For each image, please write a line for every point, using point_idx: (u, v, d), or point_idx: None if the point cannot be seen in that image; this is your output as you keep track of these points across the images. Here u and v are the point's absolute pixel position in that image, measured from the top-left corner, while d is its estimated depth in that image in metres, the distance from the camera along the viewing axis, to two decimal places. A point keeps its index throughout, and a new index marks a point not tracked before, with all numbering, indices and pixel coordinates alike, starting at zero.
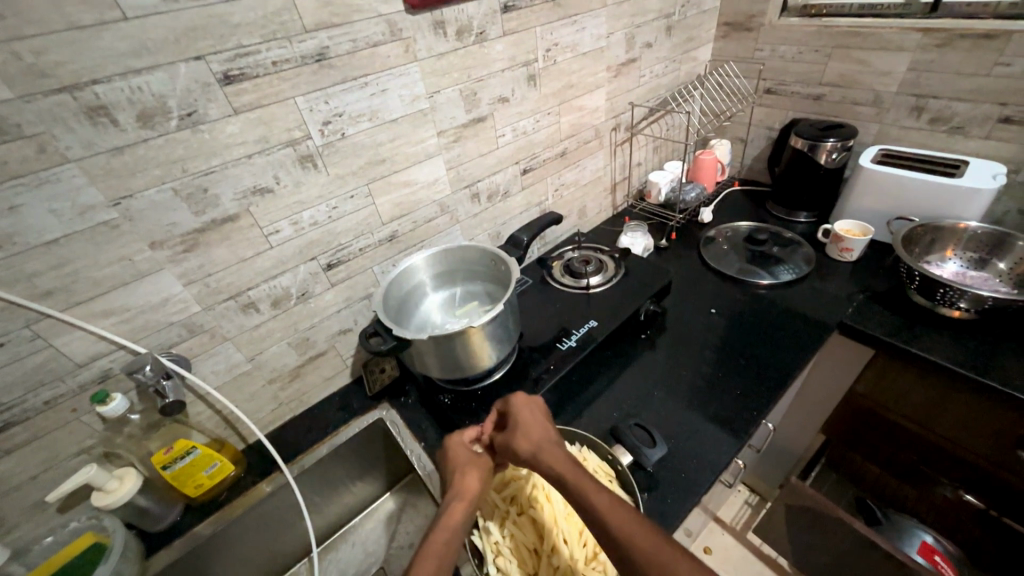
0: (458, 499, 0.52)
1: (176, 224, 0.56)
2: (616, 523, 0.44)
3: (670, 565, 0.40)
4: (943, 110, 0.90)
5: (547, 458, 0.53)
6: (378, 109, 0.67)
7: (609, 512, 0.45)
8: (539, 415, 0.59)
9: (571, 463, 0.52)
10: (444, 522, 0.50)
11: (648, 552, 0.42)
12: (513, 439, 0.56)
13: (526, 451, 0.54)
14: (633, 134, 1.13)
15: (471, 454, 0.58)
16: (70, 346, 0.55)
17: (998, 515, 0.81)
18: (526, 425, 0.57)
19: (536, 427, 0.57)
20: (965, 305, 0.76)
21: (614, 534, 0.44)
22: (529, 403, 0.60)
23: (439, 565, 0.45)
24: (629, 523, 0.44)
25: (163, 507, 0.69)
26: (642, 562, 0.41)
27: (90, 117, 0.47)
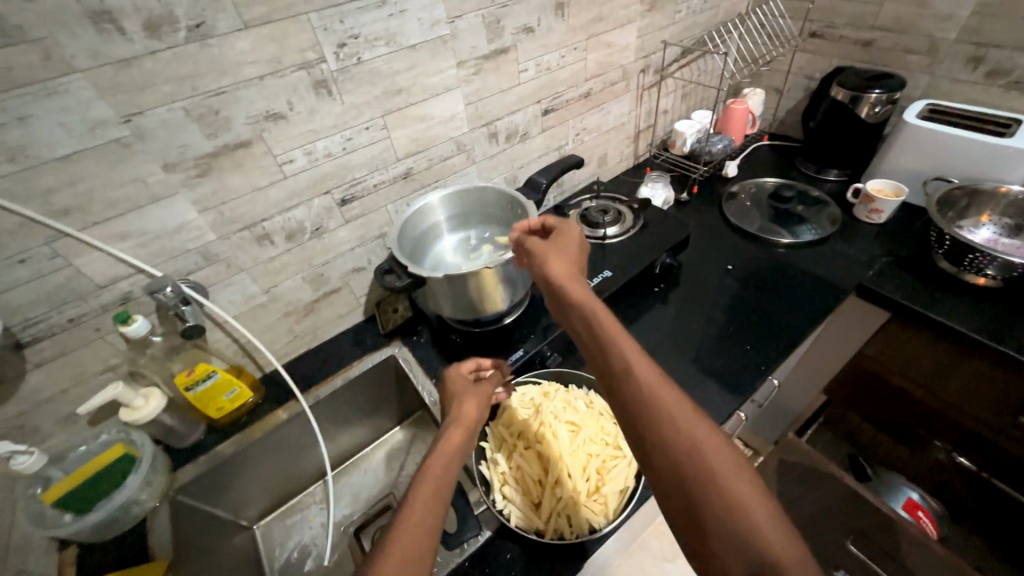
0: (455, 423, 0.54)
1: (188, 147, 0.54)
2: (625, 355, 0.46)
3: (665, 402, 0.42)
4: (1004, 62, 0.83)
5: (571, 285, 0.54)
6: (396, 33, 0.63)
7: (623, 343, 0.47)
8: (576, 250, 0.59)
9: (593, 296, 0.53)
10: (443, 443, 0.51)
11: (647, 386, 0.43)
12: (542, 263, 0.57)
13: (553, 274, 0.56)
14: (662, 78, 1.06)
15: (467, 385, 0.60)
16: (90, 267, 0.55)
17: (988, 478, 0.84)
18: (561, 254, 0.58)
19: (569, 260, 0.57)
20: (993, 272, 0.74)
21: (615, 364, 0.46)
22: (569, 238, 0.60)
23: (441, 479, 0.46)
24: (636, 356, 0.46)
25: (187, 426, 0.72)
26: (639, 390, 0.43)
27: (95, 23, 0.44)
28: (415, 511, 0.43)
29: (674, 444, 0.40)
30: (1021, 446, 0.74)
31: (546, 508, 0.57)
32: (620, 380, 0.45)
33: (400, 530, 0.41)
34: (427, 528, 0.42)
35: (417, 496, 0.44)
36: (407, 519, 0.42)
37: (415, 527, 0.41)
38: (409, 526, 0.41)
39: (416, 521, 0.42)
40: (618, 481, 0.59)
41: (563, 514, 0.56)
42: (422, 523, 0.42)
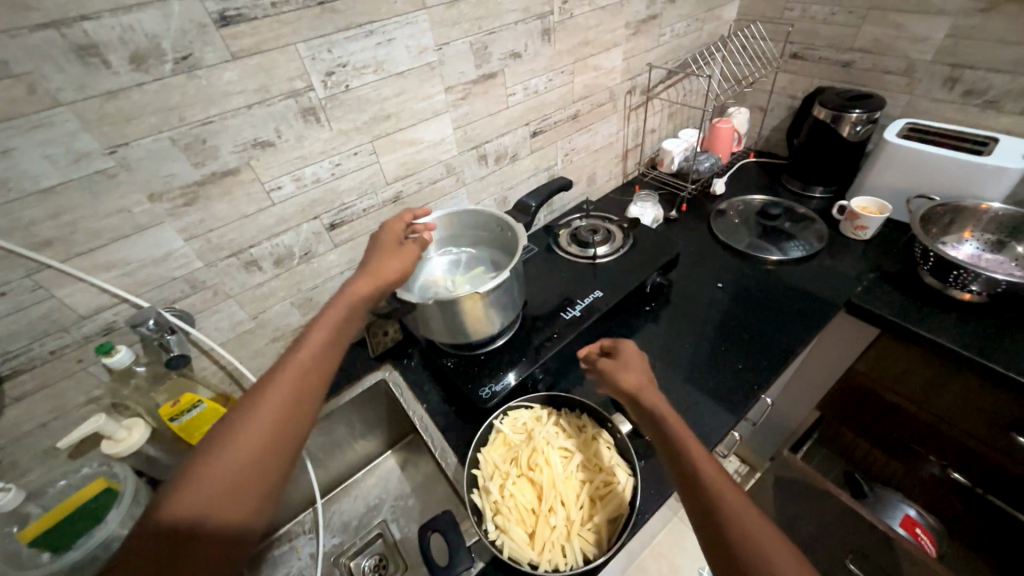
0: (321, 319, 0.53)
1: (175, 175, 0.54)
2: (730, 500, 0.44)
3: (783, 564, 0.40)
4: (978, 82, 0.86)
5: (656, 405, 0.52)
6: (384, 61, 0.63)
7: (720, 484, 0.45)
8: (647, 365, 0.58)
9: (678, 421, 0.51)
10: (297, 351, 0.50)
11: (759, 542, 0.41)
12: (616, 378, 0.56)
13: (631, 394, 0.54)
14: (648, 99, 1.08)
15: (365, 268, 0.59)
16: (73, 298, 0.54)
17: (983, 494, 0.84)
18: (632, 365, 0.57)
19: (638, 369, 0.57)
20: (977, 288, 0.74)
21: (718, 509, 0.43)
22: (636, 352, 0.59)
23: (283, 393, 0.47)
24: (741, 504, 0.44)
25: (172, 457, 0.71)
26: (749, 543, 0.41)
27: (81, 57, 0.45)
28: (242, 425, 0.45)
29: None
30: (1013, 461, 0.74)
31: (540, 539, 0.56)
32: (723, 527, 0.42)
33: (228, 441, 0.44)
34: (259, 442, 0.45)
35: (253, 406, 0.46)
36: (236, 431, 0.44)
37: (245, 439, 0.44)
38: (241, 439, 0.44)
39: (245, 431, 0.45)
40: (612, 507, 0.58)
41: (558, 544, 0.56)
42: (255, 434, 0.45)
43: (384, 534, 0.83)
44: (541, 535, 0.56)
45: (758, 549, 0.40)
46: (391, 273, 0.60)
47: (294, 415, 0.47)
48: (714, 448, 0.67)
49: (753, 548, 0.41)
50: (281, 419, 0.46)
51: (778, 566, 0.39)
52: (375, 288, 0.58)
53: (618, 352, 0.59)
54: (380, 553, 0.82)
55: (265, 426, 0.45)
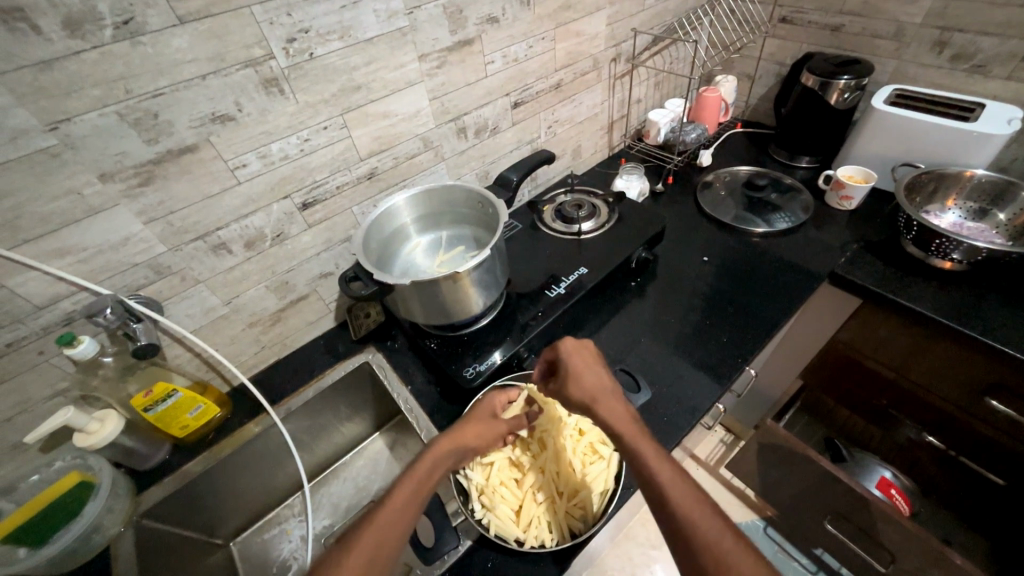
0: (438, 447, 0.52)
1: (126, 154, 0.50)
2: (685, 500, 0.42)
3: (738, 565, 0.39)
4: (967, 46, 0.84)
5: (605, 405, 0.52)
6: (350, 27, 0.59)
7: (669, 481, 0.44)
8: (597, 364, 0.57)
9: (629, 420, 0.51)
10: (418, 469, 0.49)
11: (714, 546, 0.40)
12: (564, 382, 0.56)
13: (578, 396, 0.55)
14: (633, 67, 1.04)
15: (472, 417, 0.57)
16: (25, 287, 0.51)
17: (956, 456, 0.87)
18: (579, 371, 0.56)
19: (591, 374, 0.56)
20: (958, 256, 0.74)
21: (669, 511, 0.42)
22: (582, 351, 0.59)
23: (402, 502, 0.45)
24: (693, 501, 0.42)
25: (150, 447, 0.69)
26: (703, 542, 0.40)
27: (4, 22, 0.40)
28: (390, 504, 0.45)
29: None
30: (984, 423, 0.77)
31: (525, 517, 0.57)
32: (677, 529, 0.42)
33: (360, 538, 0.42)
34: (390, 539, 0.42)
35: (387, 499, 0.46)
36: (369, 521, 0.43)
37: (374, 534, 0.42)
38: (376, 526, 0.43)
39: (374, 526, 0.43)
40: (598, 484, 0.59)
41: (544, 521, 0.57)
42: (386, 526, 0.43)
43: None
44: (528, 511, 0.57)
45: (715, 551, 0.39)
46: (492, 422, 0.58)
47: (403, 515, 0.44)
48: (700, 421, 0.68)
49: (706, 549, 0.40)
50: (396, 516, 0.44)
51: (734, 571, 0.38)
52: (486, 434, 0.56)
53: (564, 354, 0.58)
54: None
55: (402, 514, 0.44)
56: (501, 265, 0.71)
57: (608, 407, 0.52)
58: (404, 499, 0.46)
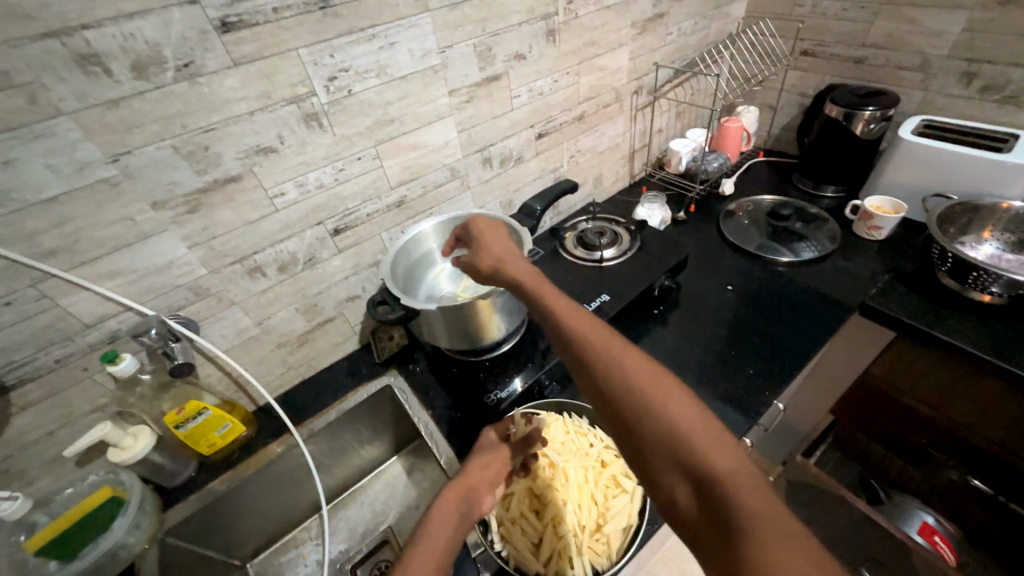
0: (452, 493, 0.53)
1: (177, 183, 0.54)
2: (604, 345, 0.40)
3: (648, 386, 0.36)
4: (997, 77, 0.83)
5: (508, 268, 0.54)
6: (387, 65, 0.63)
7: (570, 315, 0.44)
8: (506, 239, 0.61)
9: (531, 273, 0.52)
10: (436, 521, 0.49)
11: (624, 370, 0.37)
12: (477, 257, 0.59)
13: (489, 264, 0.57)
14: (655, 99, 1.07)
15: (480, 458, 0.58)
16: (77, 306, 0.54)
17: (1005, 501, 0.81)
18: (488, 244, 0.60)
19: (498, 244, 0.59)
20: (998, 290, 0.72)
21: (588, 363, 0.39)
22: (494, 227, 0.63)
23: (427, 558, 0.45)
24: (607, 336, 0.41)
25: (178, 464, 0.71)
26: (614, 369, 0.38)
27: (82, 66, 0.44)
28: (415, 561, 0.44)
29: (661, 428, 0.34)
30: None
31: (547, 551, 0.56)
32: (584, 362, 0.40)
33: None
34: None
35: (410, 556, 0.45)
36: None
37: None
38: None
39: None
40: (620, 518, 0.57)
41: (566, 556, 0.55)
42: None
43: (391, 539, 0.82)
44: (548, 545, 0.56)
45: (626, 373, 0.37)
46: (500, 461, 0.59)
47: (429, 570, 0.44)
48: None
49: (614, 372, 0.38)
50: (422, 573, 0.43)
51: (648, 392, 0.36)
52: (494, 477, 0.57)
53: (477, 233, 0.62)
54: (387, 561, 0.80)
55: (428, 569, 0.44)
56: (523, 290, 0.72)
57: (516, 268, 0.54)
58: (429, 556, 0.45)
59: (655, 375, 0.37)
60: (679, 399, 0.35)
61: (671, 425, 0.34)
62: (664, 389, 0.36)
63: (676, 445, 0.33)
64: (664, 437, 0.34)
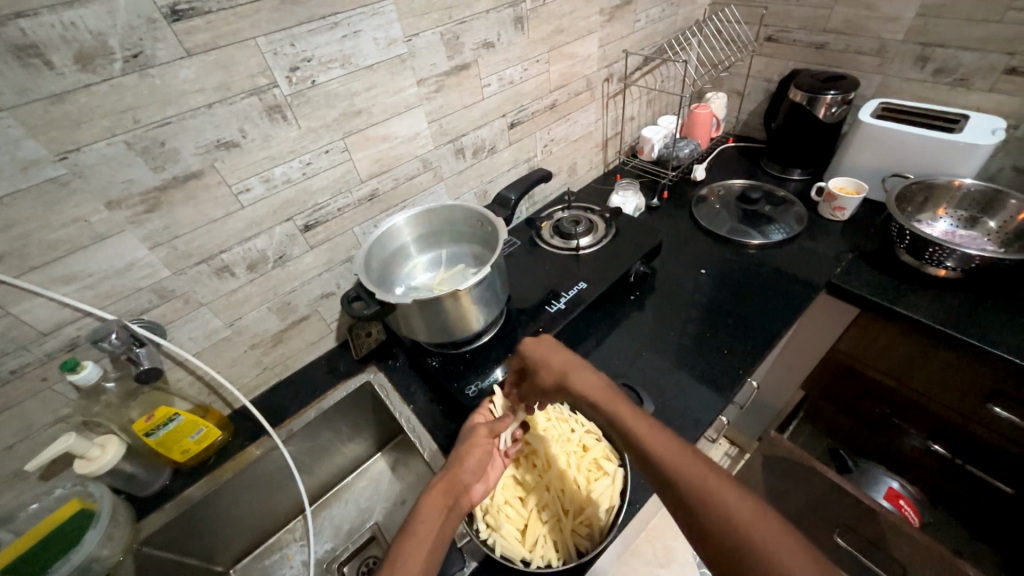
0: (437, 488, 0.52)
1: (133, 181, 0.52)
2: (701, 484, 0.41)
3: (761, 535, 0.37)
4: (949, 60, 0.86)
5: (574, 379, 0.55)
6: (351, 54, 0.61)
7: (658, 445, 0.45)
8: (557, 343, 0.60)
9: (601, 387, 0.53)
10: (426, 518, 0.49)
11: (714, 494, 0.40)
12: (538, 373, 0.59)
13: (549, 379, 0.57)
14: (626, 86, 1.07)
15: (469, 445, 0.57)
16: (30, 314, 0.52)
17: (963, 464, 0.86)
18: (541, 354, 0.59)
19: (551, 353, 0.59)
20: (952, 264, 0.75)
21: (688, 500, 0.41)
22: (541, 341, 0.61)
23: (419, 559, 0.45)
24: (703, 469, 0.42)
25: (151, 473, 0.69)
26: (718, 513, 0.39)
27: (20, 58, 0.42)
28: (404, 562, 0.44)
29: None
30: (989, 431, 0.76)
31: (531, 536, 0.57)
32: (686, 507, 0.41)
33: None
34: None
35: (402, 556, 0.45)
36: None
37: None
38: None
39: None
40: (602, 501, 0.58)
41: (550, 540, 0.56)
42: None
43: (377, 536, 0.82)
44: (533, 529, 0.57)
45: (734, 520, 0.38)
46: (487, 447, 0.58)
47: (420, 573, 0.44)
48: (703, 434, 0.68)
49: (722, 519, 0.39)
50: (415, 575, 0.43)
51: (732, 510, 0.39)
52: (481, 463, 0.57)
53: (524, 346, 0.61)
54: (375, 556, 0.81)
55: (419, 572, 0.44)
56: (501, 281, 0.71)
57: (583, 381, 0.54)
58: (420, 557, 0.45)
59: (763, 525, 0.38)
60: (792, 548, 0.36)
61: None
62: (777, 540, 0.37)
63: None
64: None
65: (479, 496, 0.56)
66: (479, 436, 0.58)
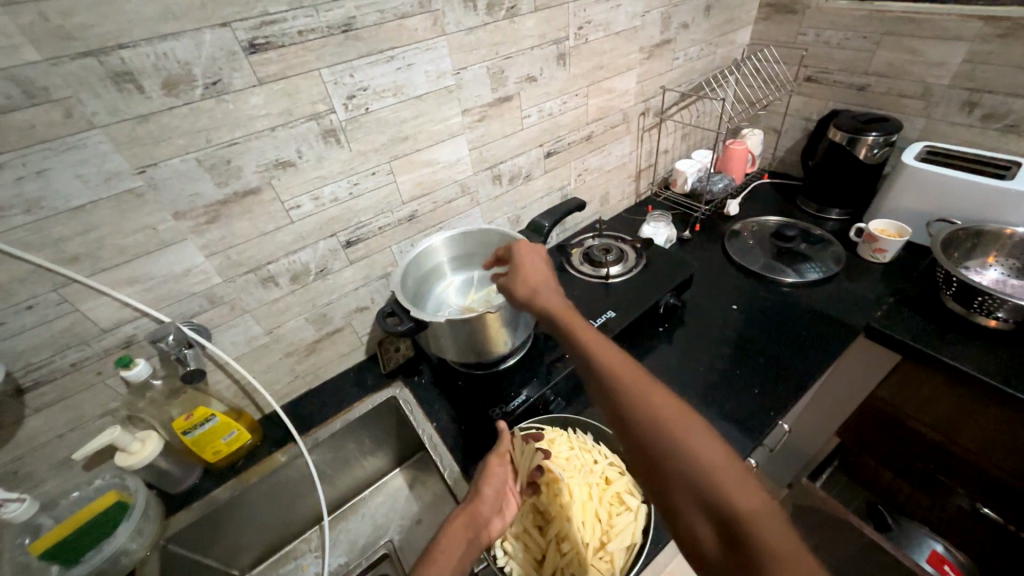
0: (456, 522, 0.52)
1: (199, 195, 0.56)
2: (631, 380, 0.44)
3: (669, 417, 0.40)
4: (998, 106, 0.85)
5: (542, 298, 0.58)
6: (403, 85, 0.65)
7: (604, 353, 0.48)
8: (543, 264, 0.64)
9: (563, 306, 0.56)
10: (445, 551, 0.49)
11: (641, 390, 0.43)
12: (512, 283, 0.61)
13: (523, 293, 0.60)
14: (661, 120, 1.09)
15: (484, 476, 0.57)
16: (96, 311, 0.56)
17: (1015, 531, 0.79)
18: (528, 268, 0.63)
19: (534, 271, 0.62)
20: (1004, 314, 0.72)
21: (613, 390, 0.44)
22: (532, 251, 0.65)
23: None
24: (647, 384, 0.44)
25: (183, 471, 0.71)
26: (653, 424, 0.40)
27: (116, 83, 0.47)
28: None
29: (692, 475, 0.37)
30: None
31: (549, 567, 0.56)
32: (625, 416, 0.42)
33: None
34: None
35: None
36: None
37: None
38: None
39: None
40: (624, 536, 0.56)
41: (568, 572, 0.56)
42: None
43: (391, 554, 0.80)
44: (550, 561, 0.56)
45: (662, 420, 0.40)
46: (503, 481, 0.58)
47: None
48: None
49: (656, 429, 0.40)
50: None
51: (657, 402, 0.41)
52: (496, 496, 0.56)
53: (513, 248, 0.66)
54: (387, 575, 0.78)
55: None
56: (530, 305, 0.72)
57: (548, 300, 0.57)
58: None
59: (697, 437, 0.39)
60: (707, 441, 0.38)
61: (699, 462, 0.37)
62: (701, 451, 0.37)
63: (695, 473, 0.37)
64: (689, 481, 0.37)
65: (496, 529, 0.56)
66: (494, 470, 0.58)
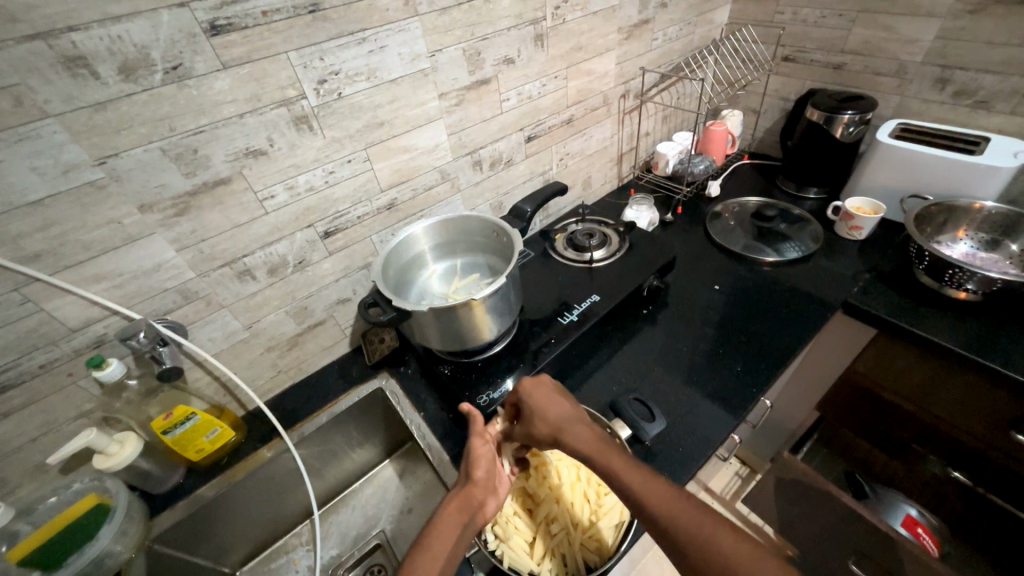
0: (448, 507, 0.53)
1: (166, 186, 0.54)
2: (697, 531, 0.42)
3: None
4: (969, 83, 0.86)
5: (569, 436, 0.55)
6: (377, 68, 0.63)
7: (649, 492, 0.46)
8: (550, 393, 0.61)
9: (595, 441, 0.54)
10: (439, 534, 0.50)
11: (703, 535, 0.41)
12: (533, 425, 0.58)
13: (547, 433, 0.57)
14: (642, 103, 1.09)
15: (470, 461, 0.57)
16: (62, 311, 0.54)
17: (984, 492, 0.83)
18: (536, 407, 0.59)
19: (548, 405, 0.59)
20: (973, 287, 0.74)
21: (688, 548, 0.41)
22: (537, 384, 0.62)
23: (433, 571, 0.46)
24: (707, 522, 0.42)
25: (166, 471, 0.70)
26: (713, 557, 0.40)
27: (68, 68, 0.44)
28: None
29: None
30: (1015, 462, 0.74)
31: (540, 549, 0.56)
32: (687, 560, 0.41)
33: None
34: None
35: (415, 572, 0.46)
36: None
37: None
38: None
39: None
40: (613, 514, 0.58)
41: (558, 552, 0.56)
42: None
43: (384, 544, 0.82)
44: (542, 542, 0.57)
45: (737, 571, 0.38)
46: (490, 461, 0.58)
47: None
48: (715, 453, 0.66)
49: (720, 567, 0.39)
50: None
51: (723, 548, 0.40)
52: (485, 475, 0.56)
53: (518, 387, 0.62)
54: (380, 564, 0.80)
55: None
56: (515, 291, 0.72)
57: (577, 439, 0.55)
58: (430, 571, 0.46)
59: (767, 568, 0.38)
60: None
61: None
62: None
63: None
64: None
65: (491, 511, 0.56)
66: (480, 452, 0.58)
